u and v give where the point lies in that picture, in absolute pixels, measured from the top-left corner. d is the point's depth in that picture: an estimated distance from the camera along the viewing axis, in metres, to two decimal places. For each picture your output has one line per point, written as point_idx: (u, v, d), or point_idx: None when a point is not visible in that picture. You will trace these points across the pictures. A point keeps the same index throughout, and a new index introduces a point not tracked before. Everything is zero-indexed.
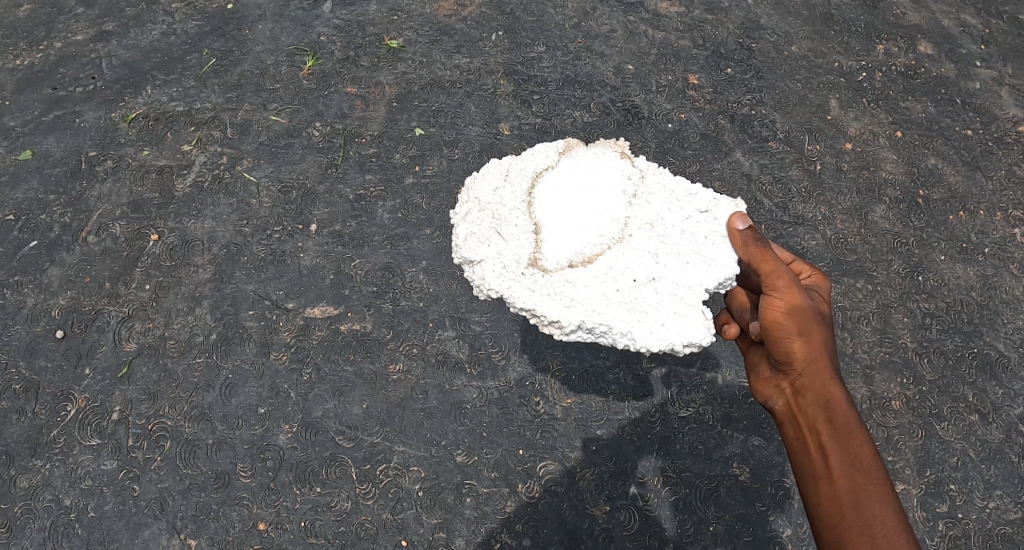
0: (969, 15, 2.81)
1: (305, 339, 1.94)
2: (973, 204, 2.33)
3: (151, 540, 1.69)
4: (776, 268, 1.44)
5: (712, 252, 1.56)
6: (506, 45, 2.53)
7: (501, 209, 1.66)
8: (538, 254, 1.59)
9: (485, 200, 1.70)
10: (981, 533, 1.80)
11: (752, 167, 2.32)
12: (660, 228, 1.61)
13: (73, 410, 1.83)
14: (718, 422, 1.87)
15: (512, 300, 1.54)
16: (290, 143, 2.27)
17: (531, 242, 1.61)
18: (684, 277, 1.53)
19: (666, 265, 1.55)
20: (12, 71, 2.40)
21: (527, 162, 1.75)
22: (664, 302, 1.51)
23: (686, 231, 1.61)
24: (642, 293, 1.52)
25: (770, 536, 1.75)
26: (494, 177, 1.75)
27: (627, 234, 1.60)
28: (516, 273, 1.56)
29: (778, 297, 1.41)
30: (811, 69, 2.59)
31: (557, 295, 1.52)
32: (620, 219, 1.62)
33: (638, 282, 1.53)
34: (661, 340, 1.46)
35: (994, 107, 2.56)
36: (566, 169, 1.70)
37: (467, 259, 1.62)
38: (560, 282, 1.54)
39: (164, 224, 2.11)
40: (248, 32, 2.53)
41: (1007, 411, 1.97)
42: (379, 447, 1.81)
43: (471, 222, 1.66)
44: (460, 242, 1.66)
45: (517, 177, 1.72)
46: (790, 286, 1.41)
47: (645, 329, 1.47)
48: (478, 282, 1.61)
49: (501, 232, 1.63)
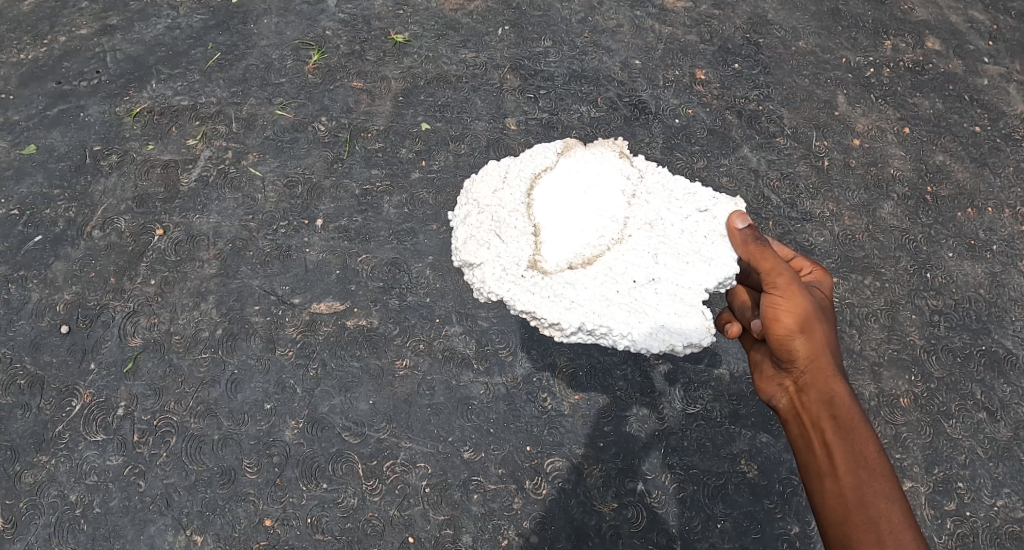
0: (977, 11, 2.80)
1: (311, 335, 1.93)
2: (981, 201, 2.32)
3: (157, 536, 1.69)
4: (775, 266, 1.43)
5: (712, 252, 1.56)
6: (512, 40, 2.52)
7: (500, 211, 1.67)
8: (538, 256, 1.59)
9: (484, 202, 1.71)
10: (989, 532, 1.79)
11: (759, 162, 2.30)
12: (659, 228, 1.61)
13: (78, 405, 1.82)
14: (726, 420, 1.86)
15: (512, 303, 1.54)
16: (295, 138, 2.26)
17: (531, 243, 1.61)
18: (684, 277, 1.53)
19: (666, 265, 1.55)
20: (16, 65, 2.39)
21: (526, 163, 1.75)
22: (663, 302, 1.52)
23: (685, 230, 1.60)
24: (642, 294, 1.53)
25: (779, 533, 1.74)
26: (493, 178, 1.76)
27: (626, 235, 1.60)
28: (516, 276, 1.57)
29: (779, 295, 1.41)
30: (819, 65, 2.58)
31: (557, 298, 1.52)
32: (620, 219, 1.62)
33: (638, 282, 1.54)
34: (660, 341, 1.47)
35: (1002, 104, 2.55)
36: (564, 170, 1.70)
37: (467, 262, 1.63)
38: (559, 284, 1.55)
39: (169, 219, 2.10)
40: (253, 26, 2.51)
41: (1015, 409, 1.96)
42: (386, 443, 1.80)
43: (471, 224, 1.68)
44: (460, 245, 1.67)
45: (515, 179, 1.72)
46: (790, 284, 1.40)
47: (645, 330, 1.48)
48: (479, 285, 1.62)
49: (500, 235, 1.64)
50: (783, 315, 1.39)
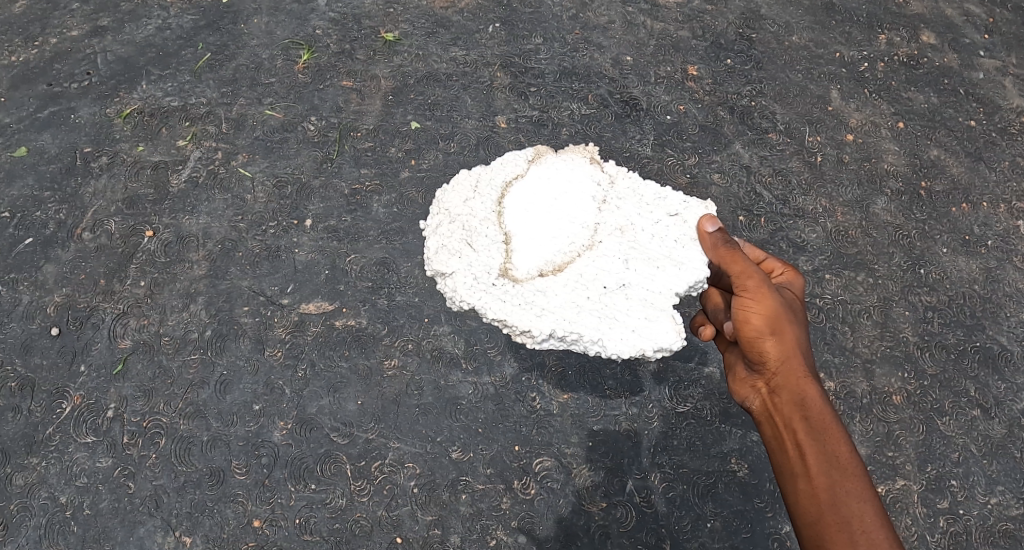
0: (973, 4, 2.77)
1: (300, 336, 1.93)
2: (976, 196, 2.30)
3: (146, 538, 1.69)
4: (746, 269, 1.47)
5: (682, 256, 1.64)
6: (503, 37, 2.51)
7: (471, 220, 1.73)
8: (508, 264, 1.66)
9: (455, 211, 1.78)
10: (982, 530, 1.77)
11: (752, 159, 2.29)
12: (631, 233, 1.69)
13: (68, 408, 1.82)
14: (716, 418, 1.85)
15: (484, 311, 1.61)
16: (285, 138, 2.26)
17: (502, 252, 1.68)
18: (654, 282, 1.61)
19: (637, 270, 1.63)
20: (7, 68, 2.39)
21: (498, 171, 1.82)
22: (634, 307, 1.58)
23: (656, 235, 1.68)
24: (612, 300, 1.59)
25: (769, 532, 1.74)
26: (464, 188, 1.82)
27: (597, 241, 1.68)
28: (487, 284, 1.64)
29: (749, 298, 1.43)
30: (811, 60, 2.56)
31: (528, 306, 1.59)
32: (591, 226, 1.69)
33: (609, 288, 1.61)
34: (631, 347, 1.53)
35: (998, 97, 2.52)
36: (535, 178, 1.76)
37: (438, 272, 1.69)
38: (530, 292, 1.62)
39: (158, 220, 2.10)
40: (243, 26, 2.51)
41: (1009, 406, 1.94)
42: (374, 444, 1.80)
43: (442, 235, 1.74)
44: (431, 254, 1.73)
45: (486, 188, 1.79)
46: (760, 286, 1.43)
47: (616, 336, 1.54)
48: (451, 295, 1.68)
49: (470, 244, 1.70)
50: (753, 317, 1.41)
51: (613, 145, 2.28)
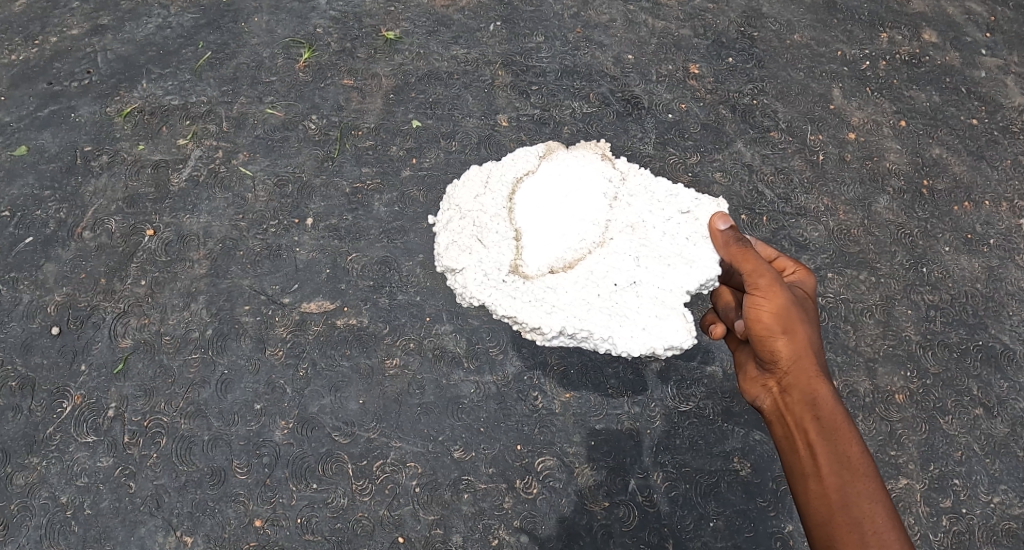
0: (975, 2, 2.77)
1: (301, 335, 1.92)
2: (978, 195, 2.29)
3: (147, 538, 1.68)
4: (757, 267, 1.45)
5: (694, 254, 1.62)
6: (504, 36, 2.50)
7: (482, 216, 1.76)
8: (519, 261, 1.68)
9: (466, 207, 1.81)
10: (985, 529, 1.77)
11: (754, 157, 2.28)
12: (642, 231, 1.68)
13: (68, 407, 1.82)
14: (719, 417, 1.85)
15: (494, 308, 1.62)
16: (286, 137, 2.25)
17: (512, 248, 1.70)
18: (665, 280, 1.59)
19: (648, 268, 1.61)
20: (7, 67, 2.38)
21: (509, 168, 1.84)
22: (645, 305, 1.56)
23: (667, 233, 1.67)
24: (623, 298, 1.58)
25: (772, 532, 1.73)
26: (475, 184, 1.85)
27: (608, 238, 1.67)
28: (497, 281, 1.65)
29: (761, 296, 1.41)
30: (813, 58, 2.55)
31: (538, 302, 1.60)
32: (602, 223, 1.69)
33: (620, 286, 1.59)
34: (641, 345, 1.52)
35: (1000, 96, 2.52)
36: (547, 174, 1.78)
37: (449, 268, 1.72)
38: (540, 288, 1.62)
39: (159, 219, 2.09)
40: (244, 25, 2.50)
41: (1011, 405, 1.94)
42: (376, 443, 1.79)
43: (453, 231, 1.77)
44: (442, 250, 1.77)
45: (497, 184, 1.82)
46: (772, 284, 1.41)
47: (626, 333, 1.52)
48: (461, 291, 1.70)
49: (481, 240, 1.72)
50: (765, 315, 1.40)
51: (615, 143, 2.28)
